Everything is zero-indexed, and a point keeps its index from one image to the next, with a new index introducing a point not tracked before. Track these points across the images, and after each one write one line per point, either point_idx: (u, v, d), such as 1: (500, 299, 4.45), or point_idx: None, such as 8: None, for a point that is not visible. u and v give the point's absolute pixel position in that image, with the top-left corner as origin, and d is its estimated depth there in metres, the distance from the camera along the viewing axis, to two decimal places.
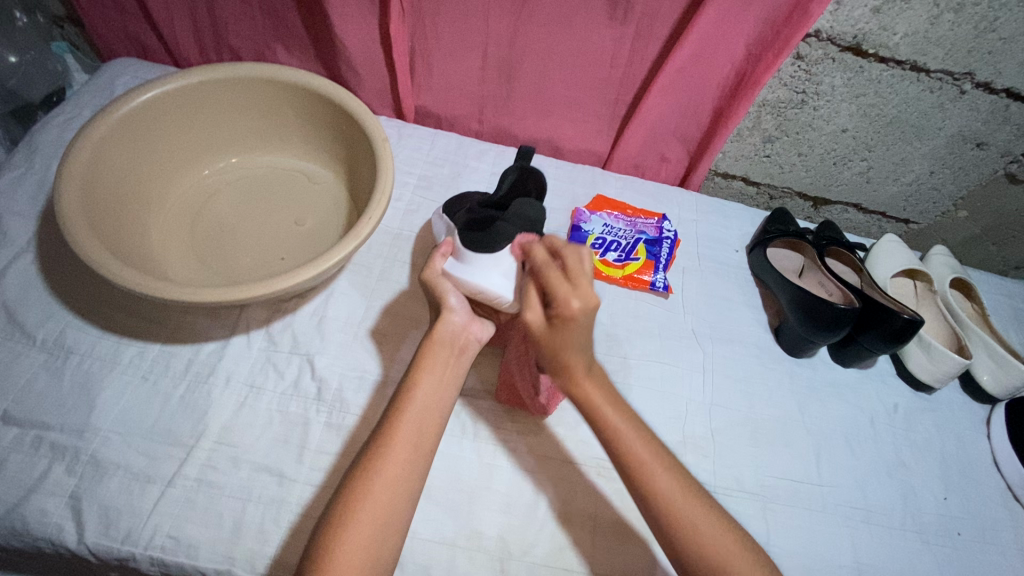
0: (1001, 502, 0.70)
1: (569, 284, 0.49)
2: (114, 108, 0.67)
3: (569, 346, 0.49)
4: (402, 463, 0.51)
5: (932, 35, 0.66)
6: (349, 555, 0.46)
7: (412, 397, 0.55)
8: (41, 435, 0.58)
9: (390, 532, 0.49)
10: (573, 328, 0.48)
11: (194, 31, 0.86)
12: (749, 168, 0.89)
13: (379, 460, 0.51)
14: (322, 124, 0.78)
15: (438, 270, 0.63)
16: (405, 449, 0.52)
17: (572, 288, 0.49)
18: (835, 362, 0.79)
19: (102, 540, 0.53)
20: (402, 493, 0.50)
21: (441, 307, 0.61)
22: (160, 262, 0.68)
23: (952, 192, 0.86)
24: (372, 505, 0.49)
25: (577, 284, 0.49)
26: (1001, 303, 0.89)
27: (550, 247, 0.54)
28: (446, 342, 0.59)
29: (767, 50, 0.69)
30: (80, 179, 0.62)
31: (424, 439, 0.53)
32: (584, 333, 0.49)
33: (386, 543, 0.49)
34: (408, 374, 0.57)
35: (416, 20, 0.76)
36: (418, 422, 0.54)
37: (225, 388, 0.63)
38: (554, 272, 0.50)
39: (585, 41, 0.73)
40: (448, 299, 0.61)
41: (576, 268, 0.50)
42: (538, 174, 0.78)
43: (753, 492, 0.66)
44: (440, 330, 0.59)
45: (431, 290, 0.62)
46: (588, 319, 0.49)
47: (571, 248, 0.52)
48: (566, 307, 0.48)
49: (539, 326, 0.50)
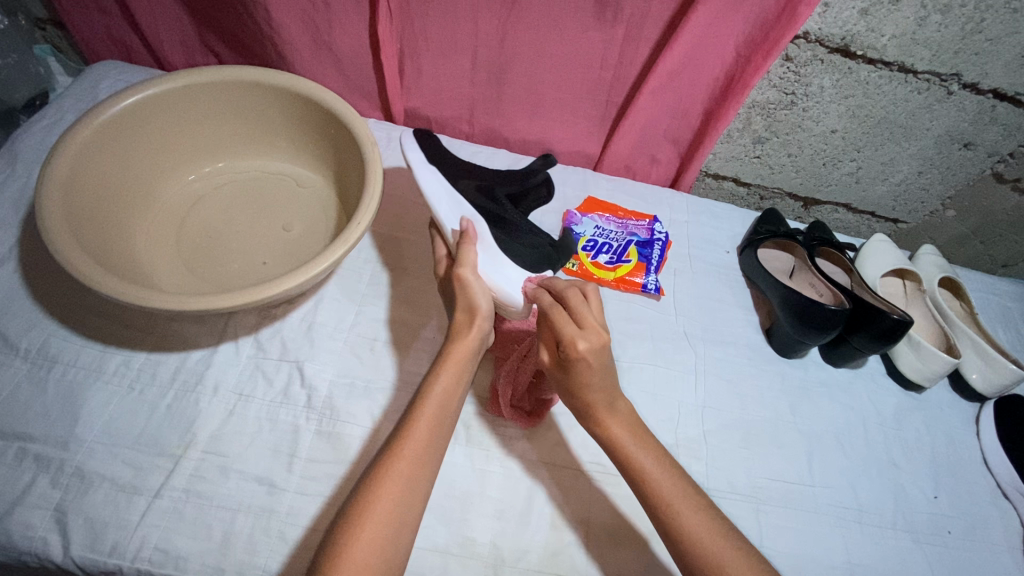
0: (991, 500, 0.71)
1: (576, 325, 0.51)
2: (94, 114, 0.66)
3: (587, 386, 0.51)
4: (410, 462, 0.49)
5: (919, 36, 0.66)
6: (364, 551, 0.44)
7: (430, 392, 0.53)
8: (26, 447, 0.57)
9: (403, 530, 0.47)
10: (587, 369, 0.50)
11: (180, 34, 0.85)
12: (739, 168, 0.89)
13: (390, 459, 0.49)
14: (308, 126, 0.77)
15: (471, 262, 0.59)
16: (416, 446, 0.50)
17: (578, 328, 0.51)
18: (827, 362, 0.79)
19: (88, 553, 0.52)
20: (410, 502, 0.48)
21: (472, 311, 0.57)
22: (145, 268, 0.67)
23: (941, 192, 0.87)
24: (383, 502, 0.47)
25: (584, 324, 0.51)
26: (989, 301, 0.90)
27: (553, 291, 0.56)
28: (468, 354, 0.56)
29: (756, 52, 0.69)
30: (63, 187, 0.61)
31: (439, 437, 0.52)
32: (599, 371, 0.51)
33: (398, 543, 0.46)
34: (432, 368, 0.56)
35: (405, 22, 0.75)
36: (434, 421, 0.52)
37: (213, 397, 0.63)
38: (561, 312, 0.52)
39: (574, 43, 0.73)
40: (483, 304, 0.58)
41: (580, 306, 0.52)
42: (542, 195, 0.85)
43: (745, 494, 0.66)
44: (470, 339, 0.56)
45: (464, 290, 0.58)
46: (600, 358, 0.51)
47: (573, 289, 0.54)
48: (573, 349, 0.50)
49: (555, 368, 0.53)
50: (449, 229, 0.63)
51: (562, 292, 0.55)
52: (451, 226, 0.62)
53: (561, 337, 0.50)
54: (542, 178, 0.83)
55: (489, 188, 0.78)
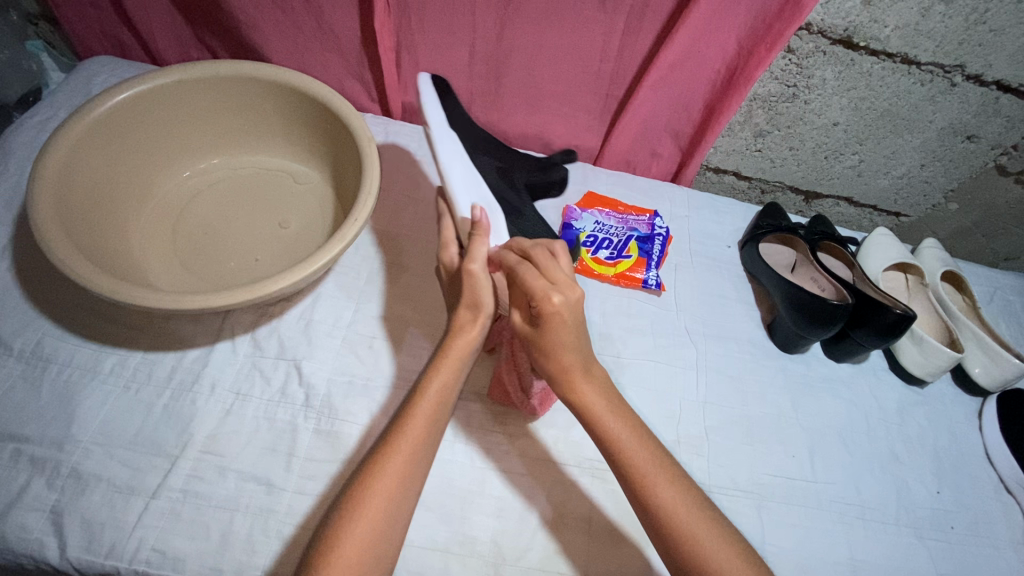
0: (994, 494, 0.71)
1: (547, 281, 0.52)
2: (87, 110, 0.65)
3: (564, 345, 0.51)
4: (403, 467, 0.48)
5: (923, 27, 0.65)
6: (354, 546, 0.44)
7: (426, 389, 0.52)
8: (20, 448, 0.56)
9: (388, 527, 0.47)
10: (561, 323, 0.51)
11: (174, 28, 0.84)
12: (740, 162, 0.88)
13: (386, 455, 0.48)
14: (305, 120, 0.76)
15: (481, 257, 0.56)
16: (412, 443, 0.49)
17: (550, 284, 0.51)
18: (828, 358, 0.79)
19: (85, 555, 0.52)
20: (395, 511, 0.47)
21: (476, 306, 0.55)
22: (140, 264, 0.66)
23: (943, 184, 0.86)
24: (378, 500, 0.47)
25: (555, 280, 0.52)
26: (992, 295, 0.89)
27: (520, 251, 0.56)
28: (468, 350, 0.54)
29: (760, 45, 0.68)
30: (56, 181, 0.60)
31: (434, 435, 0.51)
32: (573, 325, 0.51)
33: (391, 539, 0.47)
34: (430, 362, 0.54)
35: (402, 15, 0.74)
36: (430, 417, 0.51)
37: (210, 396, 0.62)
38: (531, 272, 0.53)
39: (573, 35, 0.72)
40: (487, 301, 0.55)
41: (549, 263, 0.53)
42: (551, 191, 0.85)
43: (747, 491, 0.66)
44: (473, 339, 0.54)
45: (470, 284, 0.55)
46: (572, 312, 0.51)
47: (540, 247, 0.55)
48: (548, 302, 0.50)
49: (527, 327, 0.53)
50: (462, 215, 0.62)
51: (528, 252, 0.55)
52: (464, 212, 0.62)
53: (534, 294, 0.51)
54: (561, 176, 0.83)
55: (511, 173, 0.79)
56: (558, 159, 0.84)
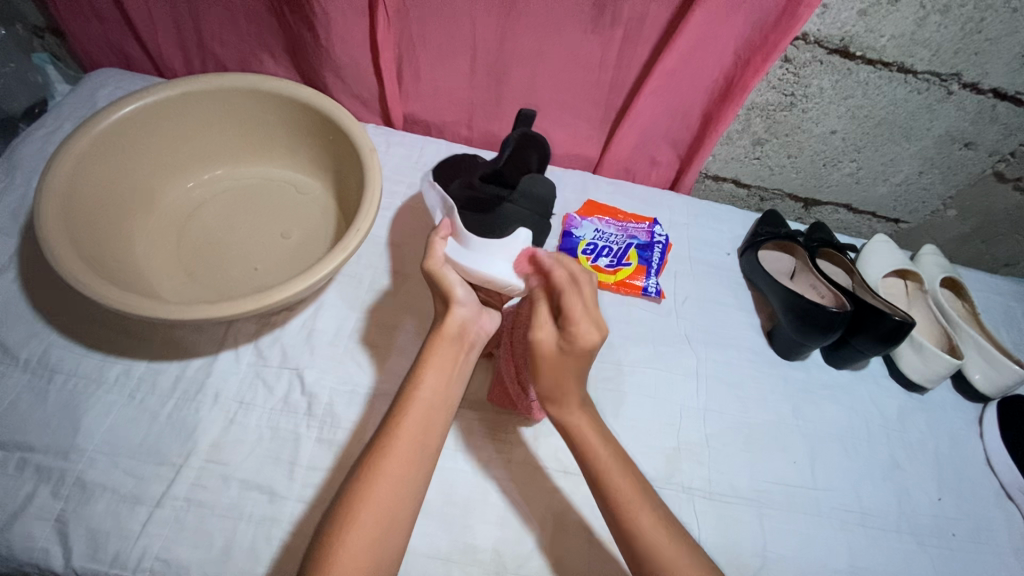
0: (996, 502, 0.71)
1: (587, 313, 0.53)
2: (93, 123, 0.66)
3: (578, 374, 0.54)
4: (393, 480, 0.49)
5: (919, 37, 0.66)
6: (353, 558, 0.45)
7: (415, 395, 0.53)
8: (26, 458, 0.57)
9: (388, 539, 0.47)
10: (587, 356, 0.53)
11: (178, 41, 0.85)
12: (739, 170, 0.88)
13: (377, 462, 0.49)
14: (307, 131, 0.77)
15: (439, 255, 0.58)
16: (403, 456, 0.50)
17: (592, 320, 0.53)
18: (828, 364, 0.79)
19: (90, 563, 0.52)
20: (392, 524, 0.47)
21: (448, 298, 0.57)
22: (143, 274, 0.67)
23: (942, 191, 0.86)
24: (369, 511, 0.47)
25: (593, 314, 0.53)
26: (991, 301, 0.89)
27: (563, 270, 0.55)
28: (452, 341, 0.57)
29: (756, 54, 0.69)
30: (61, 196, 0.61)
31: (430, 442, 0.52)
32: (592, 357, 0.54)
33: (388, 546, 0.47)
34: (414, 367, 0.56)
35: (404, 27, 0.75)
36: (424, 422, 0.52)
37: (213, 405, 0.62)
38: (575, 298, 0.53)
39: (573, 45, 0.73)
40: (456, 291, 0.57)
41: (588, 295, 0.54)
42: (540, 146, 0.79)
43: (748, 498, 0.66)
44: (448, 326, 0.57)
45: (436, 282, 0.58)
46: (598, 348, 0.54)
47: (579, 275, 0.55)
48: (588, 338, 0.52)
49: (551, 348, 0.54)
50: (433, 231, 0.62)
51: (568, 274, 0.54)
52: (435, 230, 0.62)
53: (579, 328, 0.52)
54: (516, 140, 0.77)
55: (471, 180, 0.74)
56: (507, 146, 0.77)
